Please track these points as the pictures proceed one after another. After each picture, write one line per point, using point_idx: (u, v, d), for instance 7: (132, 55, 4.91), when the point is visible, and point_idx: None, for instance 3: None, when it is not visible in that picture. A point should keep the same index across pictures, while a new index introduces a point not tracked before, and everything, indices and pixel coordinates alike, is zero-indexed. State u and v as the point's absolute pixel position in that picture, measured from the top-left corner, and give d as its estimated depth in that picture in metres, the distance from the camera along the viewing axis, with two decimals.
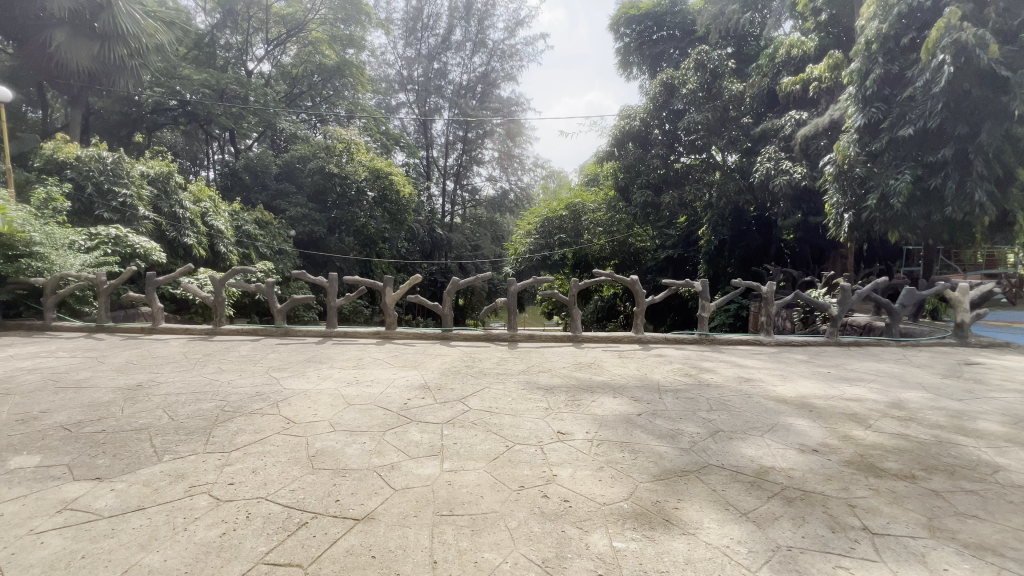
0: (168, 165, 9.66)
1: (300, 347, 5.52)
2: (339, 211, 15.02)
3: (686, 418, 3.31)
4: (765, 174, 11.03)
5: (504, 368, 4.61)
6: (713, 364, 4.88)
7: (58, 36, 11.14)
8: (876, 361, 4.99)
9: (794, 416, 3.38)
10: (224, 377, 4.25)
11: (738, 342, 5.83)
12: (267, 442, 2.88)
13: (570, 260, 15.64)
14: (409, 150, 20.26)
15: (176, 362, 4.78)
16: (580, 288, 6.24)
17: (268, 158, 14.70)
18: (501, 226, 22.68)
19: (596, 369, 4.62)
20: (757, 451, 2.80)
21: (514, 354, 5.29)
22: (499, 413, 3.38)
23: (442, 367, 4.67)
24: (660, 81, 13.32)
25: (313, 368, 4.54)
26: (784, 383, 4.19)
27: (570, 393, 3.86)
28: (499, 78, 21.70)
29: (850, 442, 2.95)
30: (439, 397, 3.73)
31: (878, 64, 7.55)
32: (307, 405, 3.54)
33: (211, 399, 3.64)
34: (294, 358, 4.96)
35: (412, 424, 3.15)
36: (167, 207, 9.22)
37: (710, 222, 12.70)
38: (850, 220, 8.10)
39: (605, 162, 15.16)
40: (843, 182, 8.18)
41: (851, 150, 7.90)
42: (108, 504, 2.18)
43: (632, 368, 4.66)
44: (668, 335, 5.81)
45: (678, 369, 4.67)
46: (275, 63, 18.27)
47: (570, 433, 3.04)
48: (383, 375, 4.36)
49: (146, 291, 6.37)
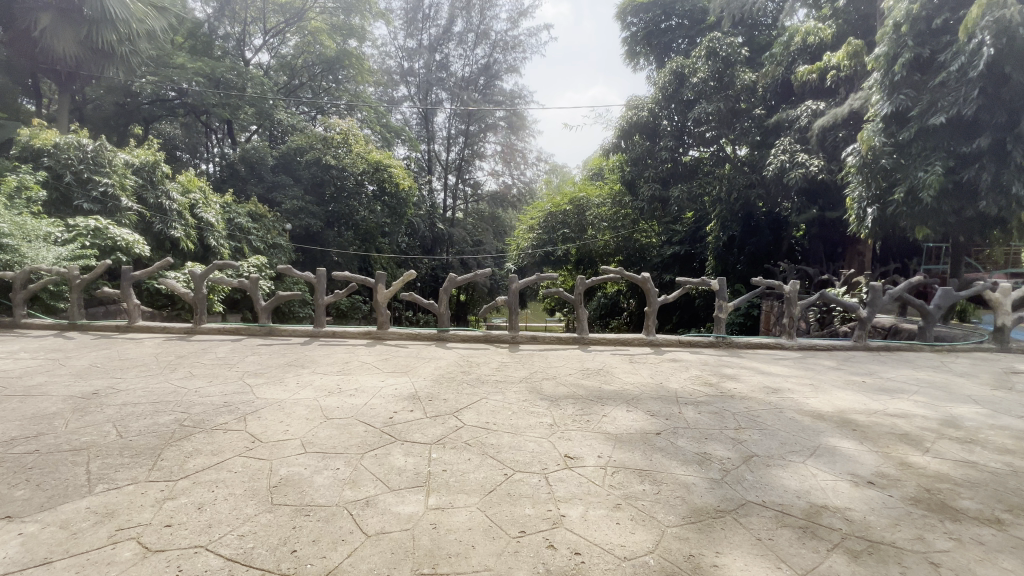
0: (154, 154, 9.21)
1: (284, 349, 5.08)
2: (336, 205, 14.57)
3: (713, 439, 2.86)
4: (780, 167, 10.49)
5: (504, 375, 4.16)
6: (733, 371, 4.43)
7: (43, 20, 10.64)
8: (914, 369, 4.53)
9: (838, 437, 2.93)
10: (192, 384, 3.82)
11: (757, 346, 5.39)
12: (224, 468, 2.45)
13: (574, 256, 15.24)
14: (410, 143, 19.82)
15: (144, 365, 4.36)
16: (586, 286, 5.76)
17: (264, 148, 14.18)
18: (504, 221, 22.18)
19: (605, 376, 4.17)
20: (802, 483, 2.36)
21: (515, 358, 4.85)
22: (497, 431, 2.94)
23: (434, 372, 4.24)
24: (669, 69, 12.75)
25: (293, 374, 4.10)
26: (819, 396, 3.73)
27: (578, 405, 3.42)
28: (502, 70, 21.06)
29: (911, 472, 2.50)
30: (429, 411, 3.29)
31: (907, 48, 7.04)
32: (278, 419, 3.10)
33: (171, 410, 3.21)
34: (274, 361, 4.53)
35: (396, 446, 2.72)
36: (153, 198, 8.78)
37: (718, 217, 12.20)
38: (874, 216, 7.53)
39: (611, 154, 14.62)
40: (867, 174, 7.62)
41: (876, 139, 7.32)
42: (7, 555, 1.75)
43: (645, 375, 4.21)
44: (682, 338, 5.35)
45: (697, 377, 4.22)
46: (275, 54, 17.77)
47: (580, 458, 2.60)
48: (369, 382, 3.92)
49: (122, 286, 5.94)
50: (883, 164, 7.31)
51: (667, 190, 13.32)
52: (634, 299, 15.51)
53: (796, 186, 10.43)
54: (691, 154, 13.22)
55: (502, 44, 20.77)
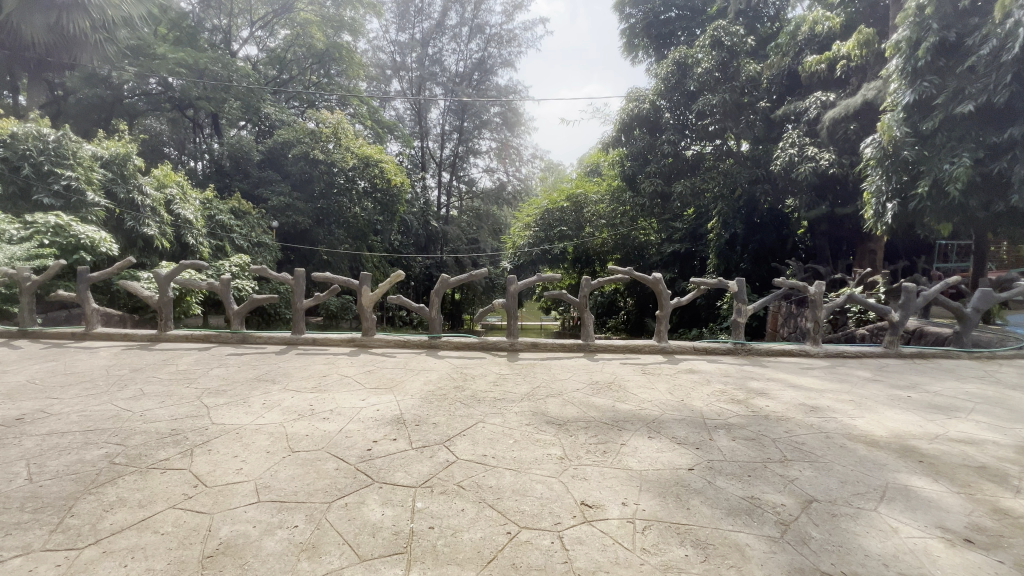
0: (126, 145, 8.58)
1: (256, 360, 4.54)
2: (325, 201, 13.94)
3: (760, 478, 2.36)
4: (788, 161, 10.02)
5: (503, 392, 3.65)
6: (761, 385, 3.94)
7: (10, 4, 9.98)
8: (960, 381, 4.07)
9: (907, 473, 2.44)
10: (139, 404, 3.27)
11: (779, 354, 4.94)
12: (148, 529, 1.91)
13: (571, 255, 14.76)
14: (402, 139, 19.24)
15: (90, 380, 3.80)
16: (592, 287, 5.24)
17: (249, 142, 13.50)
18: (499, 219, 21.62)
19: (619, 392, 3.67)
20: (885, 544, 1.86)
21: (515, 369, 4.33)
22: (498, 469, 2.43)
23: (424, 388, 3.71)
24: (671, 60, 12.16)
25: (259, 392, 3.56)
26: (866, 416, 3.24)
27: (592, 432, 2.91)
28: (496, 65, 20.45)
29: (1012, 523, 2.02)
30: (415, 440, 2.77)
31: (932, 32, 6.58)
32: (232, 453, 2.56)
33: (104, 442, 2.67)
34: (241, 375, 3.98)
35: (372, 491, 2.20)
36: (124, 193, 8.15)
37: (720, 214, 11.75)
38: (895, 211, 7.00)
39: (611, 149, 14.07)
40: (887, 167, 7.14)
41: (897, 130, 6.84)
42: None
43: (663, 391, 3.71)
44: (698, 345, 4.87)
45: (722, 393, 3.72)
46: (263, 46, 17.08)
47: (601, 507, 2.10)
48: (348, 401, 3.40)
49: (78, 288, 5.36)
50: (905, 156, 6.81)
51: (669, 186, 12.81)
52: (631, 297, 14.98)
53: (805, 182, 9.96)
54: (693, 148, 12.66)
55: (497, 38, 20.19)
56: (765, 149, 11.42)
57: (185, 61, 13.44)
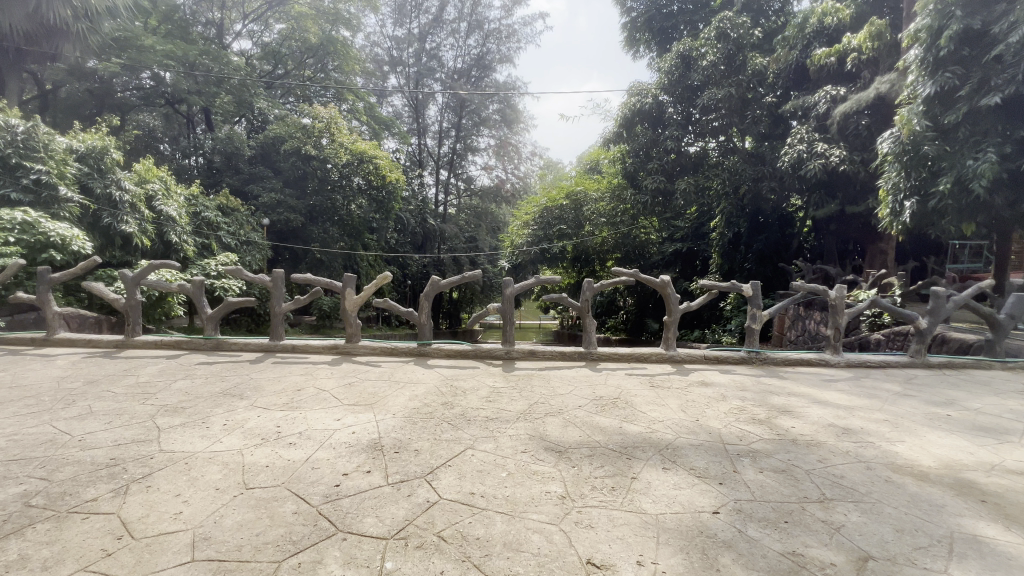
0: (103, 138, 8.16)
1: (227, 370, 4.15)
2: (315, 198, 13.49)
3: (801, 526, 1.98)
4: (798, 158, 9.62)
5: (497, 409, 3.27)
6: (783, 402, 3.56)
7: None
8: (1000, 397, 3.70)
9: (971, 518, 2.06)
10: (82, 425, 2.88)
11: (796, 363, 4.58)
12: None
13: (570, 254, 14.34)
14: (399, 136, 18.82)
15: (36, 395, 3.41)
16: (594, 291, 4.83)
17: (239, 137, 13.04)
18: (497, 217, 21.18)
19: (626, 411, 3.28)
20: None
21: (511, 381, 3.94)
22: (487, 513, 2.04)
23: (409, 405, 3.33)
24: (675, 53, 11.74)
25: (222, 410, 3.16)
26: (908, 441, 2.86)
27: (597, 462, 2.52)
28: (495, 61, 19.98)
29: None
30: (392, 472, 2.38)
31: (956, 19, 6.18)
32: (174, 492, 2.17)
33: (27, 476, 2.27)
34: (206, 389, 3.59)
35: (332, 546, 1.80)
36: (101, 188, 7.74)
37: (723, 212, 11.36)
38: (913, 210, 6.60)
39: (612, 145, 13.62)
40: (905, 162, 6.75)
41: (916, 123, 6.45)
42: None
43: (675, 409, 3.33)
44: (710, 354, 4.50)
45: (741, 411, 3.34)
46: (258, 41, 16.60)
47: (612, 569, 1.71)
48: (322, 422, 3.01)
49: (37, 290, 4.95)
50: (925, 151, 6.44)
51: (672, 184, 12.32)
52: (631, 297, 14.57)
53: (815, 180, 9.57)
54: (697, 146, 12.19)
55: (496, 34, 19.68)
56: (771, 147, 11.02)
57: (174, 53, 13.00)
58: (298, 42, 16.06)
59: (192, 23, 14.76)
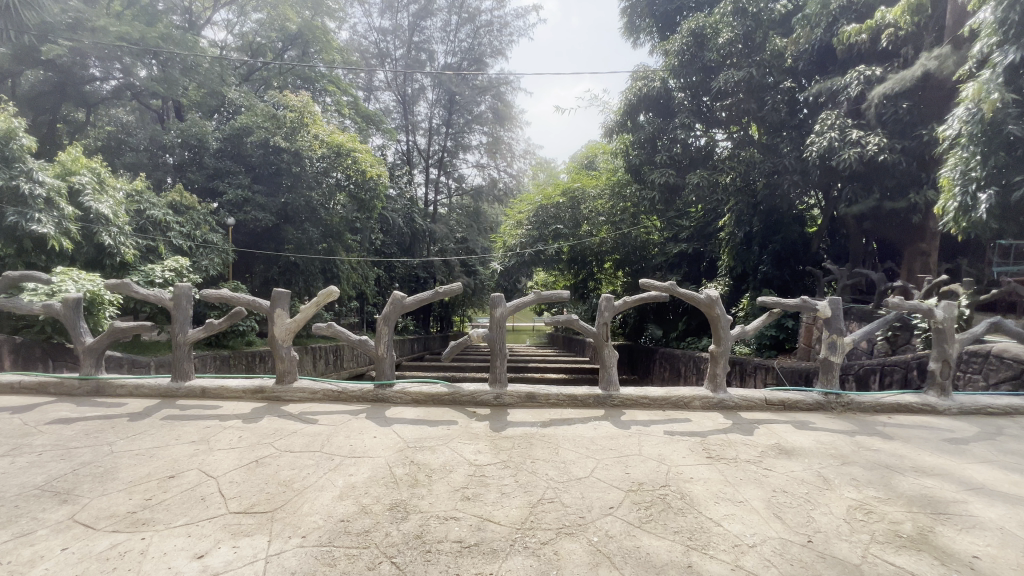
0: (12, 120, 6.78)
1: (87, 433, 2.85)
2: (287, 195, 11.31)
3: None
4: (828, 146, 8.27)
5: (478, 524, 1.98)
6: (918, 490, 2.31)
7: None
8: None
9: None
10: None
11: (889, 410, 3.37)
12: None
13: (566, 257, 13.00)
14: (387, 133, 17.32)
15: None
16: (617, 309, 3.55)
17: (203, 128, 10.87)
18: (491, 219, 19.88)
19: (688, 523, 2.00)
20: None
21: (502, 452, 2.67)
22: None
23: (335, 515, 2.04)
24: (685, 31, 10.31)
25: (7, 537, 1.85)
26: None
27: None
28: (486, 54, 18.56)
29: None
30: None
31: None
32: None
33: None
34: (21, 480, 2.28)
35: None
36: (5, 179, 6.37)
37: (733, 210, 9.80)
38: (992, 202, 5.39)
39: (613, 137, 12.26)
40: (984, 145, 5.52)
41: (999, 97, 5.22)
42: None
43: (766, 515, 2.06)
44: (772, 399, 3.30)
45: (867, 514, 2.09)
46: (236, 31, 14.51)
47: None
48: (169, 565, 1.71)
49: None
50: (1009, 131, 5.26)
51: (683, 179, 10.89)
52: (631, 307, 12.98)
53: (847, 172, 8.38)
54: (702, 138, 10.83)
55: (488, 26, 18.34)
56: (787, 136, 9.60)
57: (129, 37, 9.53)
58: (275, 31, 14.05)
59: (165, 10, 12.39)
